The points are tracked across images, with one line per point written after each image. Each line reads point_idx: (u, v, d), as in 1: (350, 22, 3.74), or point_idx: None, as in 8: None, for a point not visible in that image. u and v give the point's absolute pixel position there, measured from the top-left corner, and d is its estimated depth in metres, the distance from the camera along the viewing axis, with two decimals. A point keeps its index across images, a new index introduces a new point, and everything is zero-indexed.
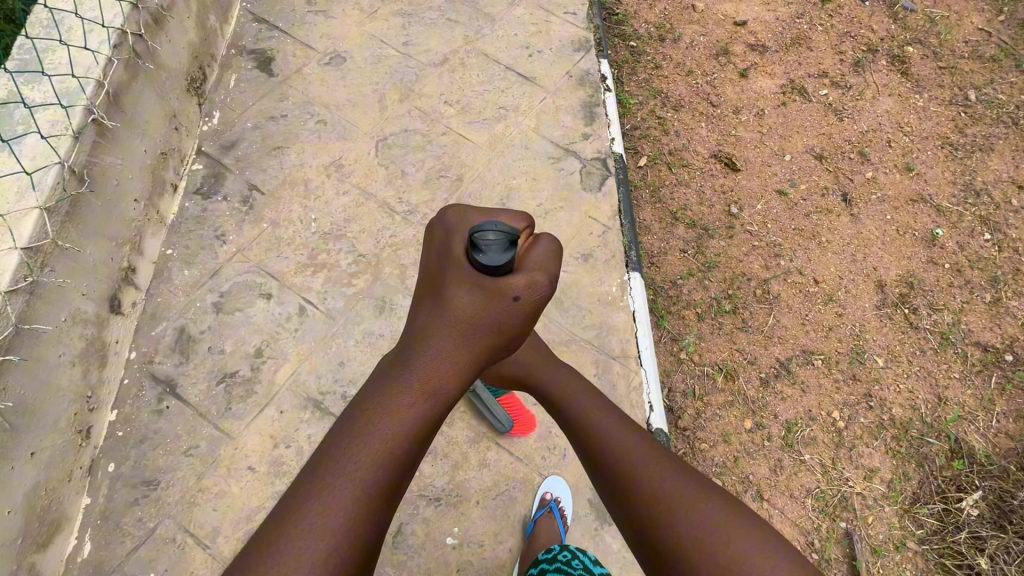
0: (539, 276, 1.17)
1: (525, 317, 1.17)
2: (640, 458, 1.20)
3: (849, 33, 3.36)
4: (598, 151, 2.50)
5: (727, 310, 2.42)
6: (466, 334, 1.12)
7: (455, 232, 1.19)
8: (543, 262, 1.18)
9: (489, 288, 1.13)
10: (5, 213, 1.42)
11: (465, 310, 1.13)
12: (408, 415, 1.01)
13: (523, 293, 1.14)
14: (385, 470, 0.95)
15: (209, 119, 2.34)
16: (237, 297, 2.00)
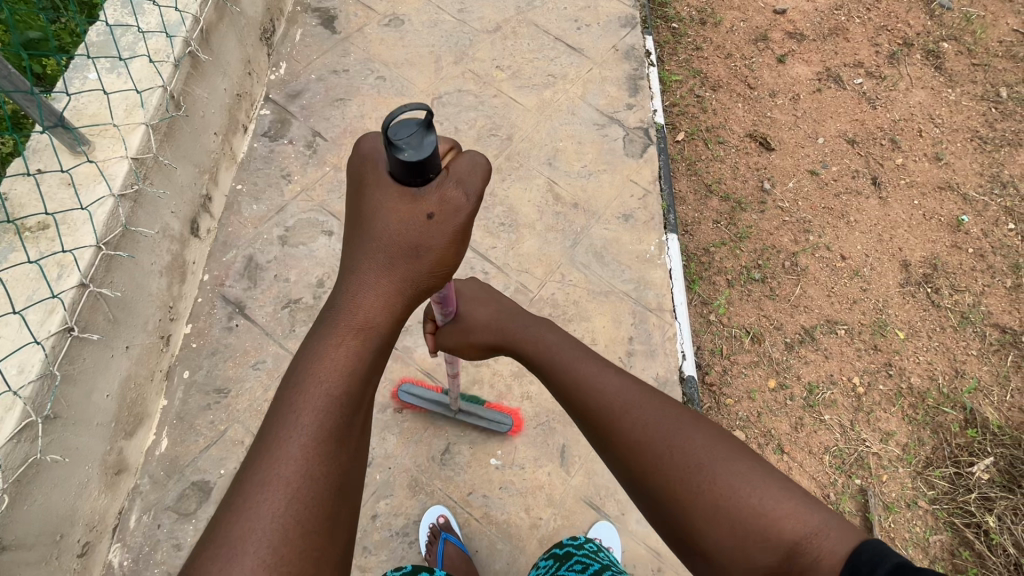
0: (459, 190, 0.97)
1: (449, 235, 0.98)
2: (632, 404, 1.07)
3: (885, 26, 3.44)
4: (640, 120, 2.61)
5: (756, 279, 2.53)
6: (387, 268, 0.99)
7: (370, 153, 1.00)
8: (468, 178, 0.98)
9: (402, 204, 0.96)
10: (117, 126, 1.56)
11: (385, 239, 0.98)
12: (333, 361, 0.93)
13: (437, 209, 0.96)
14: (313, 441, 0.86)
15: (276, 69, 2.48)
16: (300, 231, 2.13)
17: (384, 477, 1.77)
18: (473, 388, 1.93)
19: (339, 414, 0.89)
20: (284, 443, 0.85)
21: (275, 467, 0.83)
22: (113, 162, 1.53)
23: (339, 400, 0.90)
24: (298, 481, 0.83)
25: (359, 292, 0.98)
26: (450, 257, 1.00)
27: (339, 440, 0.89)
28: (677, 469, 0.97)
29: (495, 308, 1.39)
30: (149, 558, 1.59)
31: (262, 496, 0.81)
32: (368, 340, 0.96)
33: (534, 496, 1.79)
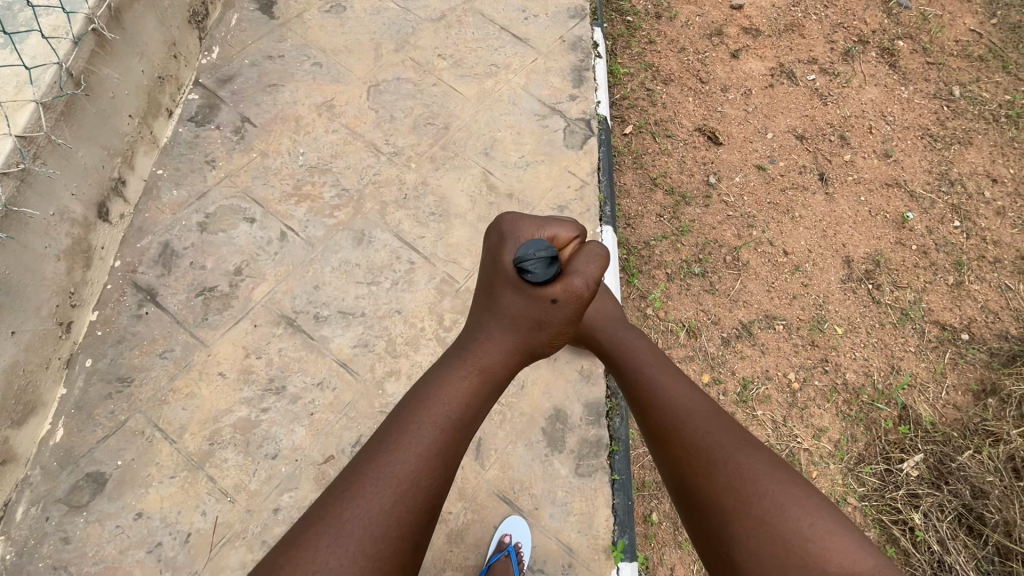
0: (580, 281, 1.13)
1: (567, 316, 1.15)
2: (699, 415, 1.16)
3: (841, 24, 3.43)
4: (583, 111, 2.58)
5: (697, 273, 2.50)
6: (513, 328, 1.16)
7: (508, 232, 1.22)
8: (587, 270, 1.14)
9: (533, 293, 1.13)
10: (3, 103, 1.53)
11: (516, 313, 1.15)
12: (458, 392, 1.07)
13: (561, 298, 1.12)
14: (428, 454, 0.98)
15: (208, 54, 2.43)
16: (221, 218, 2.08)
17: (289, 470, 1.71)
18: (389, 379, 1.88)
19: (452, 439, 1.01)
20: (400, 450, 0.97)
21: (390, 468, 0.95)
22: None
23: (457, 422, 1.04)
24: (406, 489, 0.93)
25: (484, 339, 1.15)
26: (564, 331, 1.19)
27: (447, 468, 0.99)
28: (732, 476, 1.03)
29: (598, 309, 1.58)
30: (33, 552, 1.53)
31: (375, 490, 0.92)
32: (482, 382, 1.11)
33: (444, 490, 1.75)
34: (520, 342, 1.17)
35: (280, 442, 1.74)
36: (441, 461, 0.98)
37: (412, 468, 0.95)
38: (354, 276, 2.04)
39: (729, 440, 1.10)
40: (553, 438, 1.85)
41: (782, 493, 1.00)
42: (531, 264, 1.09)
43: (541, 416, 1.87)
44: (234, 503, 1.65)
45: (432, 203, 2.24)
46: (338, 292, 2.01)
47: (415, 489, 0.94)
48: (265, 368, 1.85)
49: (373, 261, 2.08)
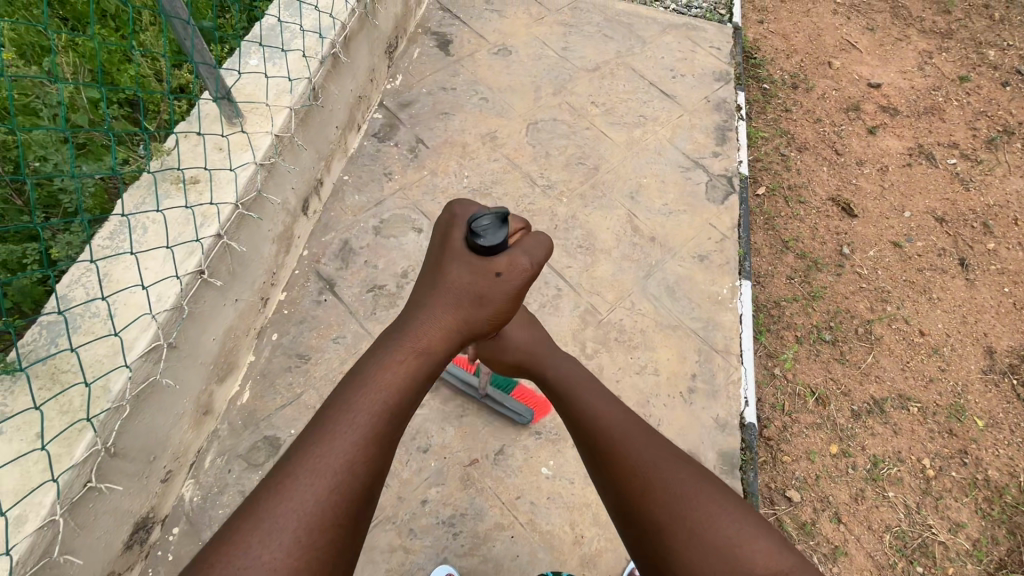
0: (525, 259, 1.17)
1: (508, 292, 1.17)
2: (663, 457, 1.15)
3: (985, 112, 3.39)
4: (725, 169, 2.68)
5: (827, 340, 2.48)
6: (453, 305, 1.15)
7: (456, 217, 1.25)
8: (535, 252, 1.20)
9: (477, 262, 1.16)
10: (267, 105, 1.78)
11: (456, 279, 1.16)
12: (389, 375, 1.02)
13: (506, 269, 1.16)
14: (359, 448, 0.93)
15: (393, 80, 2.73)
16: (393, 225, 2.29)
17: (439, 466, 1.82)
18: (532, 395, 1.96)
19: (389, 420, 0.98)
20: (337, 433, 0.94)
21: (321, 456, 0.91)
22: (259, 134, 1.73)
23: (391, 407, 0.99)
24: (341, 477, 0.91)
25: (422, 319, 1.12)
26: (502, 309, 1.19)
27: (383, 450, 0.96)
28: (678, 509, 1.07)
29: (530, 334, 1.53)
30: (215, 499, 1.68)
31: (309, 479, 0.89)
32: (421, 362, 1.06)
33: (580, 512, 1.79)
34: (461, 318, 1.15)
35: (431, 437, 1.86)
36: (372, 444, 0.95)
37: (346, 454, 0.92)
38: None
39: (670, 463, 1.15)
40: None
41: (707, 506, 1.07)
42: (484, 230, 1.13)
43: None
44: (388, 487, 1.77)
45: (579, 235, 2.36)
46: None
47: (350, 477, 0.91)
48: None
49: None
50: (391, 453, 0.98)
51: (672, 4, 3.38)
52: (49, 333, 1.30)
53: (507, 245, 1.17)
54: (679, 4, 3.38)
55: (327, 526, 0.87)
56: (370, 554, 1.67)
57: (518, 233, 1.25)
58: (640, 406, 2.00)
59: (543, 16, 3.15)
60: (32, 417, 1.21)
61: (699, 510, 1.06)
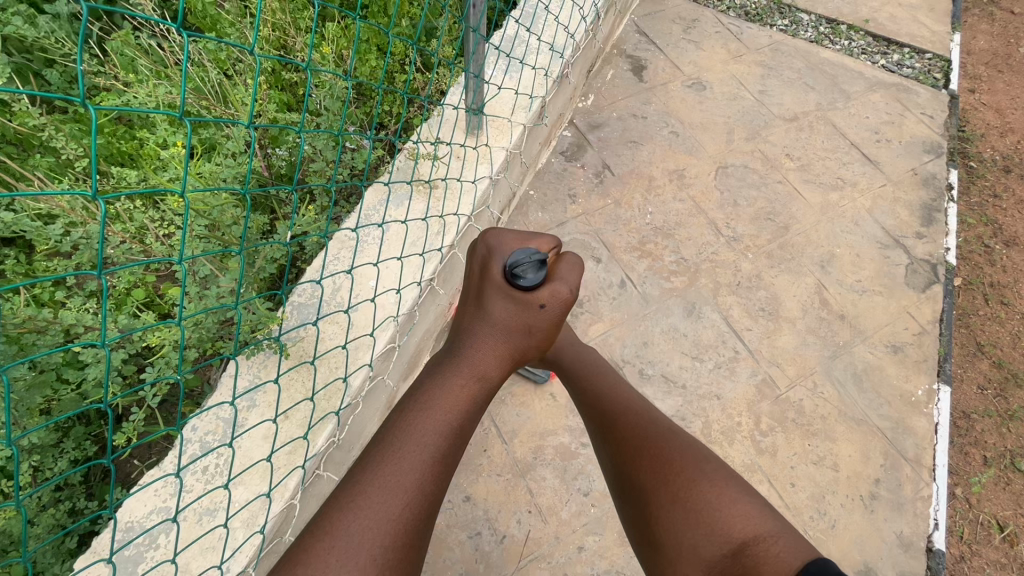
0: (565, 286, 1.04)
1: (553, 323, 1.05)
2: (631, 409, 1.11)
3: None
4: (930, 254, 2.42)
5: (1023, 470, 2.19)
6: (498, 337, 1.04)
7: (491, 249, 1.10)
8: (572, 278, 1.06)
9: (519, 294, 1.04)
10: (504, 119, 1.77)
11: (500, 315, 1.04)
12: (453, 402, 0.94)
13: (547, 301, 1.02)
14: (413, 479, 0.84)
15: (585, 99, 2.69)
16: (572, 249, 2.25)
17: (598, 514, 1.75)
18: None
19: (439, 452, 0.87)
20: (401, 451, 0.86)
21: (381, 483, 0.83)
22: (495, 148, 1.72)
23: (456, 430, 0.92)
24: (412, 496, 0.82)
25: (473, 348, 1.01)
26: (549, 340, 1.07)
27: (445, 480, 0.87)
28: (666, 471, 0.99)
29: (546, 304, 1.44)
30: None
31: (359, 509, 0.80)
32: (474, 394, 0.97)
33: None
34: (513, 349, 1.04)
35: (593, 481, 1.80)
36: (440, 469, 0.86)
37: (413, 475, 0.84)
38: (681, 346, 2.08)
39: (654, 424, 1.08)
40: None
41: (695, 469, 0.99)
42: (521, 271, 1.02)
43: (849, 566, 1.76)
44: (546, 524, 1.73)
45: (763, 297, 2.22)
46: (664, 353, 2.07)
47: (420, 495, 0.83)
48: None
49: (700, 337, 2.11)
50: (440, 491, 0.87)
51: (882, 60, 3.12)
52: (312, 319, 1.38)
53: (540, 283, 1.03)
54: (889, 61, 3.13)
55: (402, 539, 0.79)
56: None
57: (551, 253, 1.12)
58: (816, 499, 1.85)
59: (741, 54, 3.00)
60: (304, 405, 1.29)
61: (677, 460, 1.01)
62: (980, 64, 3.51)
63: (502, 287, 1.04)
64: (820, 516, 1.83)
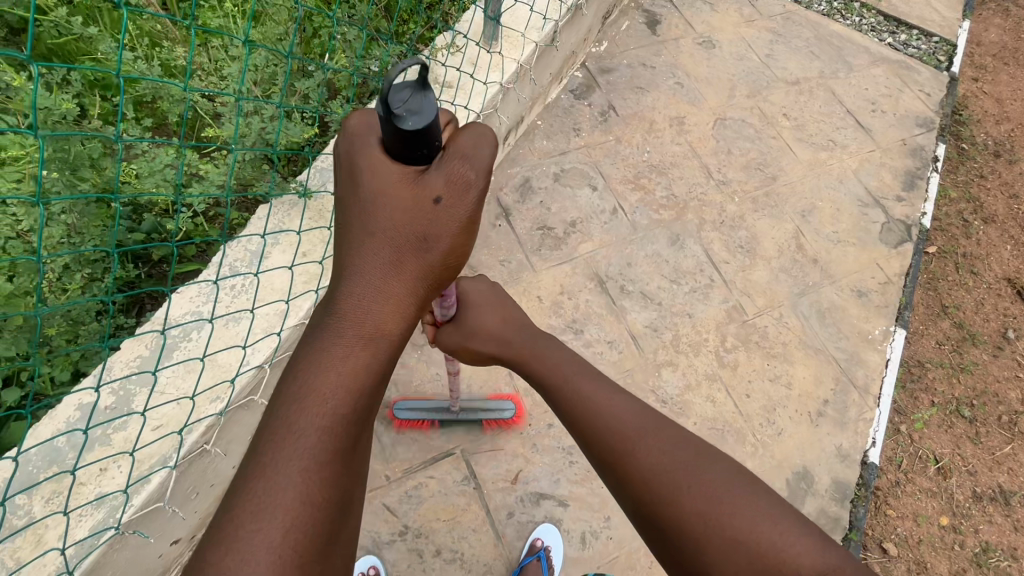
0: (469, 167, 0.88)
1: (460, 219, 0.90)
2: (645, 433, 1.05)
3: None
4: (906, 215, 2.58)
5: (965, 416, 2.37)
6: (395, 265, 0.91)
7: (361, 132, 0.92)
8: (476, 153, 0.89)
9: (406, 198, 0.89)
10: (518, 35, 1.93)
11: (393, 224, 0.90)
12: (336, 376, 0.84)
13: (447, 189, 0.88)
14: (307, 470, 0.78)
15: (599, 45, 2.84)
16: (571, 176, 2.42)
17: None
18: (667, 367, 2.07)
19: (338, 438, 0.81)
20: (282, 450, 0.78)
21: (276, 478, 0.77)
22: (507, 59, 1.89)
23: (349, 413, 0.83)
24: (298, 505, 0.76)
25: (361, 297, 0.90)
26: (460, 242, 0.92)
27: (343, 462, 0.82)
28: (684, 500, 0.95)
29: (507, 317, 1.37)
30: None
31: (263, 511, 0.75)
32: (374, 352, 0.88)
33: None
34: (412, 284, 0.92)
35: None
36: (327, 464, 0.79)
37: (296, 480, 0.77)
38: (661, 269, 2.27)
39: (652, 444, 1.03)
40: (795, 493, 1.92)
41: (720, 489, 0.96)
42: (402, 107, 0.79)
43: (789, 467, 1.95)
44: (521, 402, 1.92)
45: (744, 236, 2.39)
46: (645, 273, 2.25)
47: (309, 501, 0.77)
48: (572, 309, 2.13)
49: (680, 264, 2.29)
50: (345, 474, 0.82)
51: (889, 39, 3.24)
52: (332, 173, 1.59)
53: (433, 140, 0.85)
54: (896, 40, 3.24)
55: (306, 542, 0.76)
56: (494, 454, 1.84)
57: (448, 128, 0.94)
58: (766, 410, 2.04)
59: (754, 19, 3.13)
60: (323, 234, 1.51)
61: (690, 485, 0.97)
62: (987, 55, 3.59)
63: (390, 194, 0.90)
64: (769, 425, 2.02)
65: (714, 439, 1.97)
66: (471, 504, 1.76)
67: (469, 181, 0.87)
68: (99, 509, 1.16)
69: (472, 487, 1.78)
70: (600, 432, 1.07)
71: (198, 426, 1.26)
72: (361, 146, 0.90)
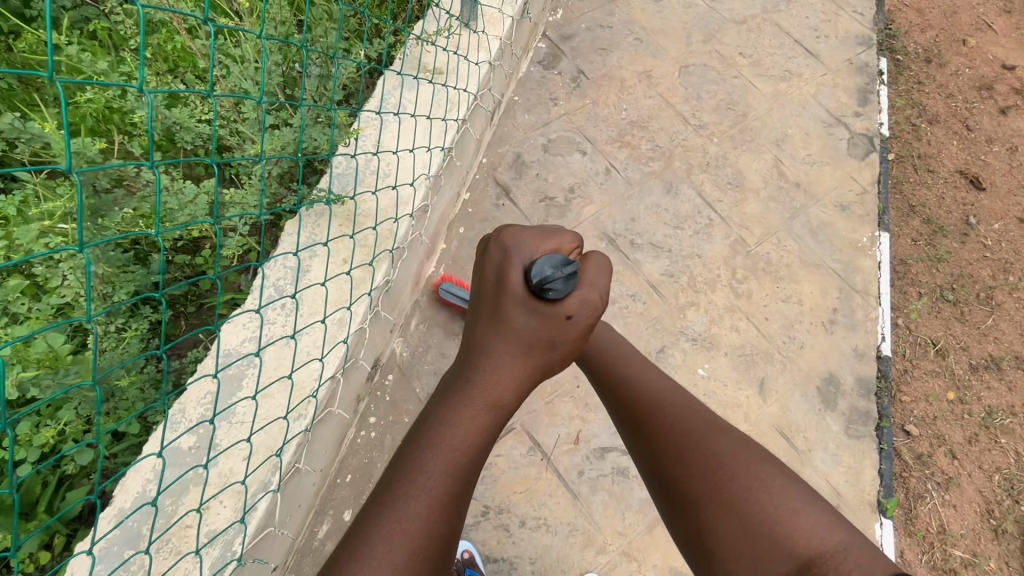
0: (593, 293, 1.12)
1: (581, 334, 1.13)
2: (680, 417, 1.18)
3: None
4: (866, 129, 2.77)
5: (950, 300, 2.60)
6: (526, 351, 1.12)
7: (509, 250, 1.12)
8: (600, 283, 1.13)
9: (544, 315, 1.09)
10: (494, 13, 1.95)
11: (527, 328, 1.10)
12: (465, 437, 1.02)
13: (576, 312, 1.10)
14: (431, 516, 0.93)
15: (554, 13, 2.86)
16: (559, 144, 2.47)
17: None
18: (689, 308, 2.18)
19: (457, 487, 0.97)
20: (409, 491, 0.94)
21: (403, 514, 0.91)
22: (489, 38, 1.90)
23: (464, 469, 1.00)
24: (421, 540, 0.90)
25: (487, 372, 1.09)
26: (575, 349, 1.15)
27: (458, 509, 0.97)
28: (721, 491, 1.06)
29: (560, 301, 1.54)
30: (422, 356, 1.93)
31: (382, 544, 0.88)
32: (490, 420, 1.06)
33: (728, 409, 2.02)
34: (533, 365, 1.12)
35: None
36: (446, 508, 0.95)
37: (420, 520, 0.91)
38: (663, 218, 2.36)
39: (694, 435, 1.15)
40: (826, 396, 2.08)
41: (755, 483, 1.06)
42: (555, 284, 1.05)
43: (816, 375, 2.11)
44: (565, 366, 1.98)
45: (730, 173, 2.51)
46: (649, 225, 2.34)
47: (430, 538, 0.91)
48: None
49: (678, 210, 2.39)
50: (459, 519, 0.97)
51: None
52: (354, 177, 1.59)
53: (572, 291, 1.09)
54: None
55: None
56: (552, 420, 1.90)
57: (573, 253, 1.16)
58: (786, 329, 2.18)
59: None
60: (368, 235, 1.53)
61: (731, 475, 1.08)
62: None
63: (526, 302, 1.10)
64: (791, 341, 2.17)
65: (744, 364, 2.10)
66: (542, 471, 1.82)
67: (594, 312, 1.10)
68: (214, 546, 1.19)
69: (540, 456, 1.84)
70: (637, 411, 1.22)
71: (291, 445, 1.31)
72: (505, 269, 1.11)
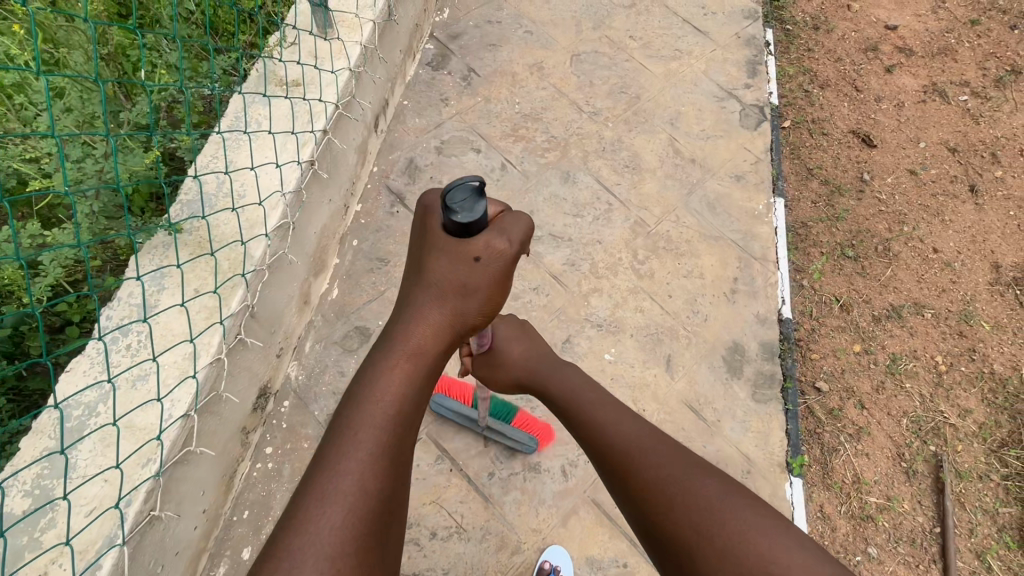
0: (503, 237, 1.01)
1: (495, 275, 1.02)
2: (683, 471, 1.04)
3: (1002, 42, 3.42)
4: (757, 99, 2.84)
5: (850, 257, 2.69)
6: (439, 299, 1.03)
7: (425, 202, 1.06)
8: (511, 227, 1.02)
9: (453, 247, 1.00)
10: (354, 18, 1.90)
11: (440, 266, 1.02)
12: (392, 385, 0.96)
13: (484, 253, 1.00)
14: (364, 471, 0.87)
15: (441, 14, 2.83)
16: (453, 145, 2.44)
17: None
18: (593, 294, 2.18)
19: (392, 437, 0.91)
20: (344, 448, 0.88)
21: (335, 476, 0.86)
22: (349, 44, 1.86)
23: (395, 419, 0.93)
24: (355, 497, 0.85)
25: (409, 320, 1.02)
26: (495, 295, 1.04)
27: (394, 464, 0.91)
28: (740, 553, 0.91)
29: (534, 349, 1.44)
30: (318, 378, 1.87)
31: (320, 510, 0.83)
32: (416, 367, 0.99)
33: (636, 390, 2.03)
34: (453, 311, 1.03)
35: None
36: (381, 463, 0.89)
37: (354, 477, 0.86)
38: (562, 208, 2.36)
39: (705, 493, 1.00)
40: (731, 365, 2.12)
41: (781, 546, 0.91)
42: (458, 205, 0.94)
43: (720, 345, 2.14)
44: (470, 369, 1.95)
45: (626, 156, 2.53)
46: (548, 216, 2.34)
47: (365, 495, 0.86)
48: None
49: (576, 198, 2.39)
50: (399, 477, 0.91)
51: None
52: (201, 204, 1.54)
53: (483, 225, 0.98)
54: None
55: (356, 545, 0.82)
56: (459, 425, 1.87)
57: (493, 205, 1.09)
58: (690, 303, 2.21)
59: None
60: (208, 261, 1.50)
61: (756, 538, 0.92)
62: None
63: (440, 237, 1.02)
64: (695, 315, 2.20)
65: (649, 343, 2.12)
66: (451, 479, 1.79)
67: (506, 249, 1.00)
68: None
69: (448, 463, 1.81)
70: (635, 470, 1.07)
71: (137, 494, 1.27)
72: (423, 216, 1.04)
